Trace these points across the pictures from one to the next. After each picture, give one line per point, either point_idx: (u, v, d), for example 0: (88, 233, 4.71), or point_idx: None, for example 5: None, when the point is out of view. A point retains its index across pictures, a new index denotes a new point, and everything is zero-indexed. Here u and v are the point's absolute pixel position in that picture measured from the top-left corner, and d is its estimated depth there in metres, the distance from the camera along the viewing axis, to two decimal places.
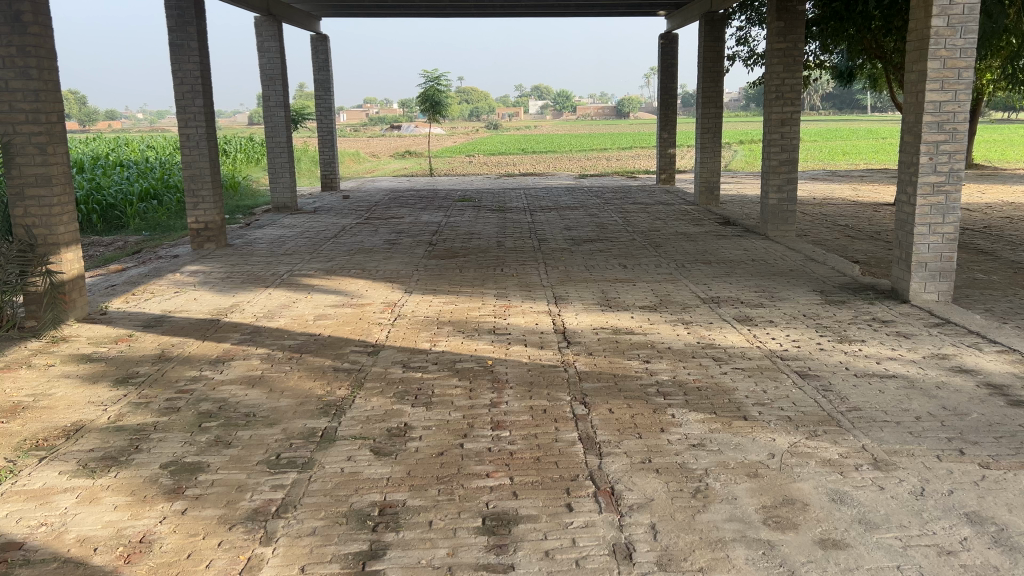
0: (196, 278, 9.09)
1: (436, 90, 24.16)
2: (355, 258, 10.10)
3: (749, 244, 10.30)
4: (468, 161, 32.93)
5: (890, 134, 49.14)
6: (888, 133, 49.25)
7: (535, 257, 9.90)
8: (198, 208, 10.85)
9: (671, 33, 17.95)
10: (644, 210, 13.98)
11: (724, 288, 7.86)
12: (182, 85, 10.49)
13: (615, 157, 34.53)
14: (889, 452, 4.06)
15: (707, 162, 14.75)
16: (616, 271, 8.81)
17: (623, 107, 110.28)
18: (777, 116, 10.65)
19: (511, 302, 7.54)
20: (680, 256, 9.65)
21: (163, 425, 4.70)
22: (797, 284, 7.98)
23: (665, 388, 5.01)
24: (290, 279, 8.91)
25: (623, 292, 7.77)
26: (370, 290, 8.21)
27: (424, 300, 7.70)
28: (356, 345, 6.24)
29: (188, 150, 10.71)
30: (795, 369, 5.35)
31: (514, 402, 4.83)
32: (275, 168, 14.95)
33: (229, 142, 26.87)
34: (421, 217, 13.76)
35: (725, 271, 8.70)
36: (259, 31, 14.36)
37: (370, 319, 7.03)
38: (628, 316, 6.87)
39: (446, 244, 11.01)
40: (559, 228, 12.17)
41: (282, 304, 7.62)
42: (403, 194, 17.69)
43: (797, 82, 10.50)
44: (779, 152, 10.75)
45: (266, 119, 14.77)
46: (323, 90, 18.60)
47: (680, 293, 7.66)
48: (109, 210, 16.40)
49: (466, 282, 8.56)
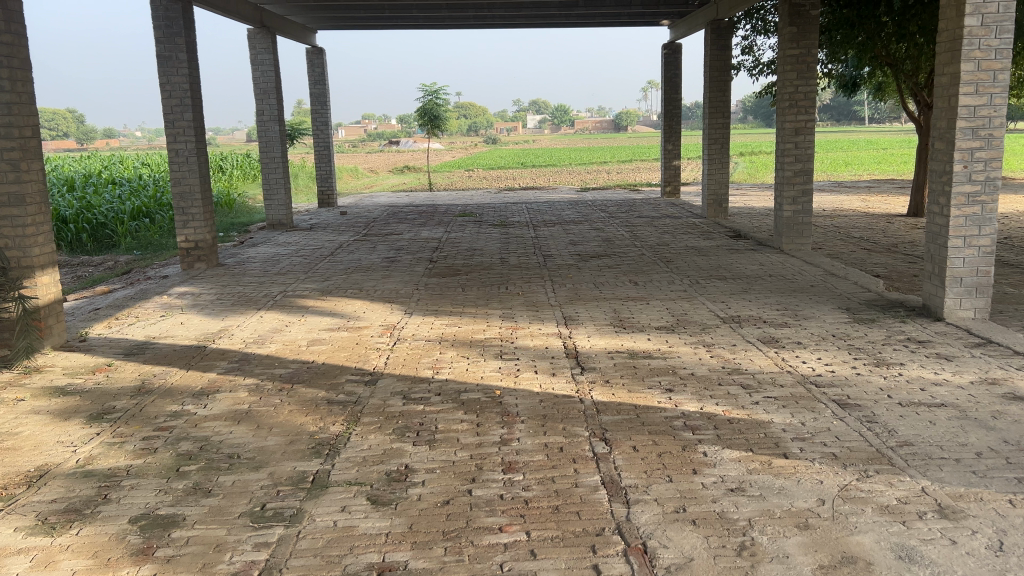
0: (184, 300, 8.64)
1: (435, 104, 23.79)
2: (352, 276, 9.66)
3: (764, 258, 9.86)
4: (468, 176, 32.51)
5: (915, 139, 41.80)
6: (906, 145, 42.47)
7: (541, 274, 9.45)
8: (188, 226, 10.42)
9: (674, 43, 17.60)
10: (651, 224, 13.54)
11: (744, 306, 7.40)
12: (170, 98, 10.07)
13: (616, 171, 34.19)
14: (955, 497, 3.57)
15: (714, 174, 14.33)
16: (628, 288, 8.36)
17: (622, 120, 110.16)
18: (791, 125, 10.22)
19: (518, 323, 7.07)
20: (693, 271, 9.21)
21: (136, 469, 4.23)
22: (820, 301, 7.54)
23: (692, 422, 4.54)
24: (283, 300, 8.45)
25: (637, 311, 7.32)
26: (367, 312, 7.75)
27: (426, 322, 7.24)
28: (352, 373, 5.76)
29: (177, 166, 10.29)
30: (833, 398, 4.88)
31: (526, 439, 4.36)
32: (270, 185, 14.54)
33: (226, 159, 26.55)
34: (421, 233, 13.32)
35: (743, 287, 8.26)
36: (252, 44, 13.99)
37: (367, 343, 6.56)
38: (644, 338, 6.41)
39: (447, 261, 10.57)
40: (565, 243, 11.73)
41: (274, 328, 7.15)
42: (403, 210, 17.25)
43: (812, 89, 10.09)
44: (794, 162, 10.31)
45: (260, 134, 14.35)
46: (319, 105, 18.22)
47: (697, 312, 7.20)
48: (99, 229, 16.00)
49: (470, 302, 8.10)
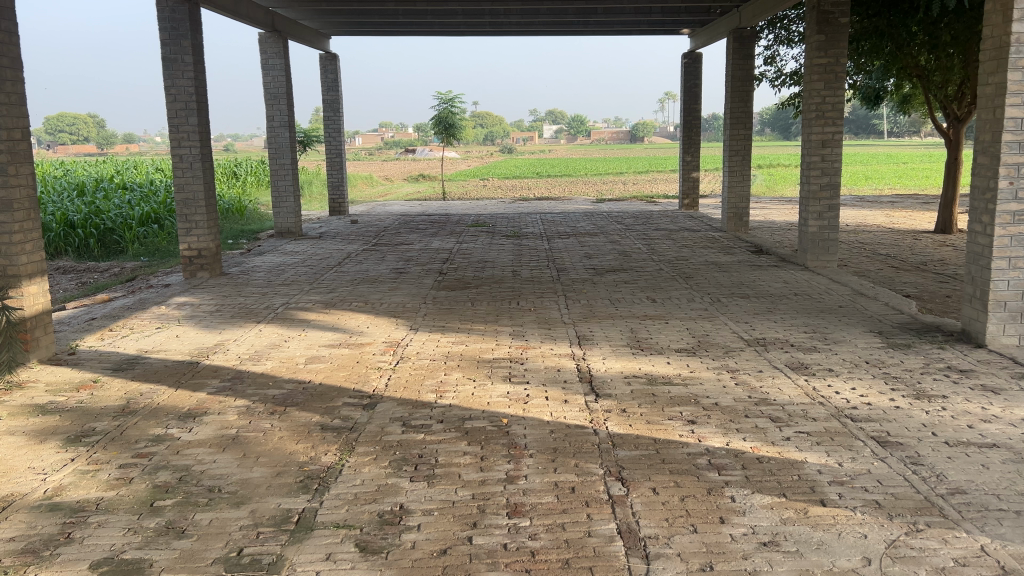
0: (183, 311, 8.31)
1: (450, 113, 23.49)
2: (358, 288, 9.31)
3: (788, 276, 9.43)
4: (482, 185, 32.22)
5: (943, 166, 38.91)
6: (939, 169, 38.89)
7: (555, 288, 9.07)
8: (191, 234, 10.11)
9: (695, 52, 17.23)
10: (668, 237, 13.14)
11: (769, 328, 6.99)
12: (175, 102, 9.79)
13: (631, 181, 33.79)
14: (1021, 558, 3.14)
15: (735, 187, 13.92)
16: (645, 306, 7.96)
17: (637, 131, 109.82)
18: (818, 137, 9.81)
19: (529, 342, 6.67)
20: (714, 288, 8.80)
21: (107, 503, 3.87)
22: (850, 324, 7.10)
23: (718, 460, 4.13)
24: (285, 312, 8.10)
25: (655, 331, 6.91)
26: (371, 327, 7.38)
27: (432, 339, 6.85)
28: (350, 396, 5.38)
29: (181, 172, 9.99)
30: (872, 435, 4.46)
31: (534, 477, 3.96)
32: (279, 192, 14.25)
33: (239, 165, 26.35)
34: (432, 243, 12.98)
35: (767, 306, 7.85)
36: (263, 48, 13.72)
37: (368, 362, 6.17)
38: (663, 361, 6.00)
39: (458, 273, 10.20)
40: (579, 256, 11.35)
41: (271, 344, 6.79)
42: (414, 219, 16.92)
43: (839, 100, 9.66)
44: (820, 176, 9.87)
45: (270, 141, 14.06)
46: (332, 111, 17.97)
47: (719, 334, 6.79)
48: (107, 234, 15.76)
49: (479, 318, 7.71)
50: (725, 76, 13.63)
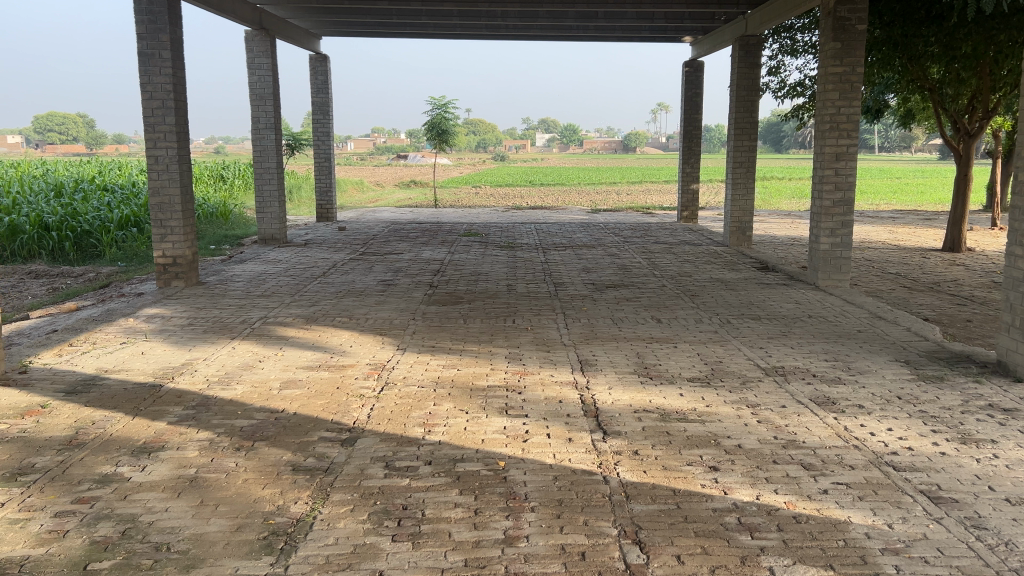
0: (153, 324, 7.71)
1: (443, 118, 22.94)
2: (343, 301, 8.72)
3: (799, 296, 8.92)
4: (473, 192, 31.69)
5: (937, 182, 38.76)
6: (932, 185, 38.73)
7: (553, 305, 8.52)
8: (166, 240, 9.52)
9: (696, 60, 16.77)
10: (669, 251, 12.64)
11: (787, 355, 6.45)
12: (151, 100, 9.20)
13: (625, 191, 33.36)
14: None
15: (738, 200, 13.43)
16: (650, 327, 7.41)
17: (629, 141, 109.64)
18: (832, 150, 9.30)
19: (526, 367, 6.11)
20: (722, 308, 8.27)
21: (34, 565, 3.27)
22: (873, 352, 6.57)
23: (749, 519, 3.57)
24: (262, 327, 7.50)
25: (664, 357, 6.37)
26: (355, 346, 6.80)
27: (420, 362, 6.27)
28: (327, 430, 4.80)
29: (157, 174, 9.39)
30: (921, 488, 3.91)
31: (537, 539, 3.39)
32: (264, 197, 13.65)
33: (226, 168, 25.71)
34: (422, 253, 12.42)
35: (781, 330, 7.32)
36: (250, 46, 13.14)
37: (350, 388, 5.58)
38: (675, 392, 5.44)
39: (449, 286, 9.63)
40: (577, 269, 10.81)
41: (244, 364, 6.19)
42: (404, 227, 16.34)
43: (855, 111, 9.16)
44: (833, 191, 9.38)
45: (255, 143, 13.47)
46: (321, 114, 17.40)
47: (734, 361, 6.25)
48: (84, 237, 15.11)
49: (472, 337, 7.13)
50: (730, 85, 13.14)
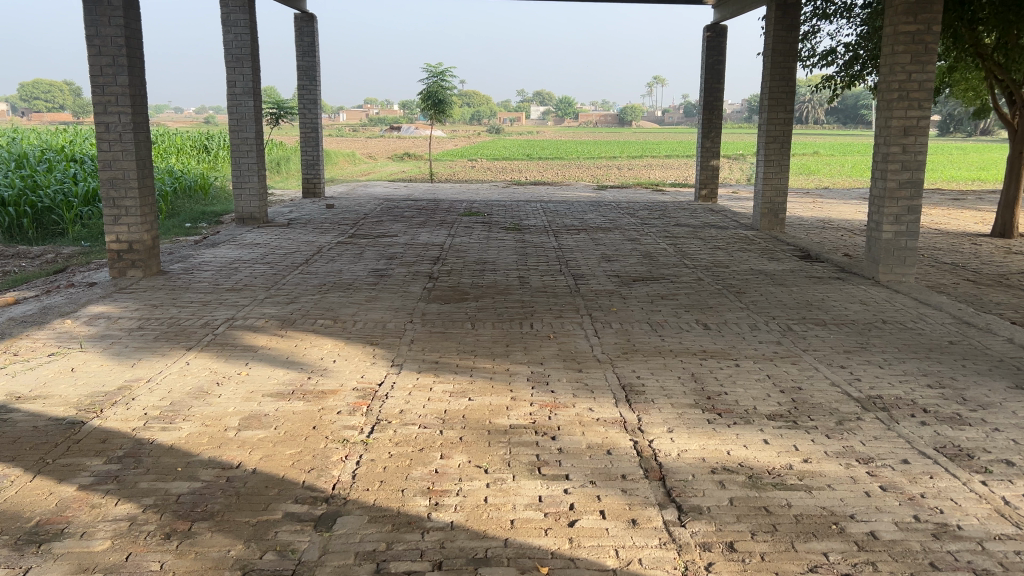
0: (95, 326, 6.37)
1: (440, 87, 21.42)
2: (326, 298, 7.38)
3: (863, 293, 7.63)
4: (470, 166, 30.19)
5: (947, 163, 37.34)
6: (942, 164, 37.28)
7: (577, 304, 7.21)
8: (120, 222, 8.12)
9: (719, 25, 15.33)
10: (694, 236, 11.32)
11: (881, 380, 5.14)
12: (99, 57, 7.75)
13: (628, 167, 31.88)
14: None
15: (771, 179, 12.09)
16: (699, 336, 6.12)
17: (627, 114, 107.48)
18: (899, 123, 7.95)
19: (556, 395, 4.79)
20: (777, 309, 6.99)
21: None
22: (985, 374, 5.28)
23: None
24: (227, 333, 6.17)
25: (728, 381, 5.08)
26: (339, 363, 5.45)
27: (422, 386, 4.95)
28: (295, 501, 3.48)
29: (107, 145, 7.96)
30: None
31: None
32: (242, 170, 12.22)
33: (210, 137, 24.15)
34: (419, 236, 11.07)
35: (860, 343, 6.03)
36: (224, 1, 11.63)
37: (330, 429, 4.26)
38: (757, 440, 4.15)
39: (451, 278, 8.30)
40: (596, 257, 9.50)
41: (197, 390, 4.85)
42: (399, 205, 14.95)
43: (929, 77, 7.81)
44: (899, 170, 8.03)
45: (231, 110, 12.02)
46: (307, 80, 15.90)
47: (817, 390, 4.96)
48: (45, 213, 13.67)
49: (483, 349, 5.81)
50: (766, 50, 11.71)
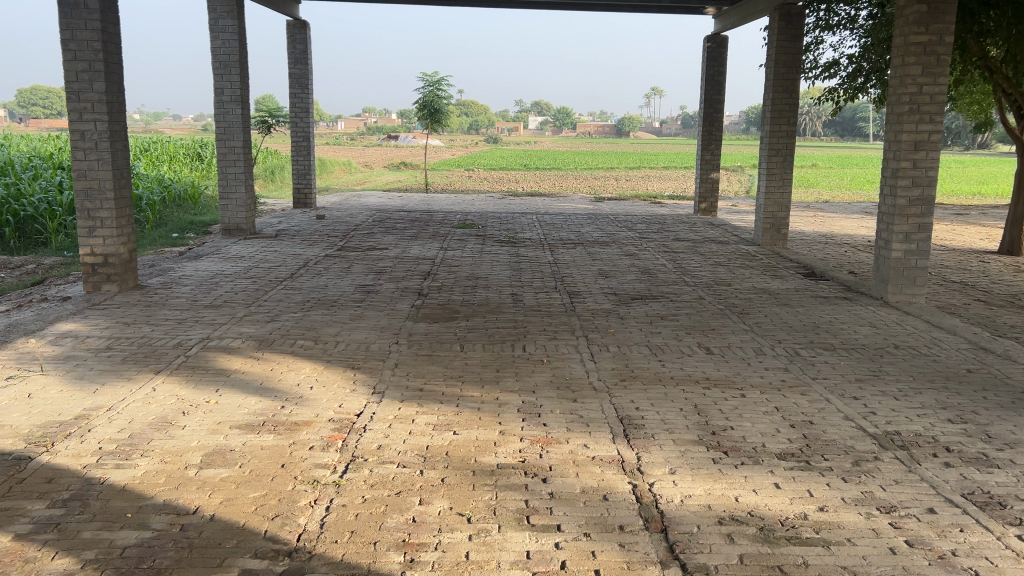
0: (60, 346, 5.99)
1: (436, 97, 21.11)
2: (309, 316, 7.02)
3: (872, 316, 7.29)
4: (467, 176, 29.90)
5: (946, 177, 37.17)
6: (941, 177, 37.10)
7: (572, 325, 6.86)
8: (94, 235, 7.76)
9: (720, 35, 15.05)
10: (694, 252, 10.99)
11: (897, 414, 4.79)
12: (75, 62, 7.41)
13: (625, 178, 31.60)
14: None
15: (773, 193, 11.77)
16: (702, 362, 5.76)
17: (625, 125, 107.51)
18: (910, 137, 7.62)
19: (549, 428, 4.42)
20: (783, 332, 6.64)
21: None
22: (1009, 408, 4.93)
23: None
24: (200, 355, 5.79)
25: (734, 413, 4.72)
26: (316, 390, 5.09)
27: (403, 418, 4.59)
28: (254, 556, 3.11)
29: (82, 154, 7.60)
30: None
31: None
32: (229, 180, 11.87)
33: (203, 145, 23.80)
34: (410, 249, 10.72)
35: (872, 371, 5.69)
36: (212, 6, 11.32)
37: (301, 468, 3.89)
38: (768, 484, 3.78)
39: (442, 295, 7.94)
40: (593, 274, 9.16)
41: (160, 422, 4.47)
42: (391, 217, 14.62)
43: (942, 89, 7.49)
44: (909, 187, 7.71)
45: (218, 118, 11.68)
46: (299, 88, 15.57)
47: (830, 424, 4.60)
48: (28, 222, 13.29)
49: (471, 375, 5.46)
50: (769, 61, 11.41)
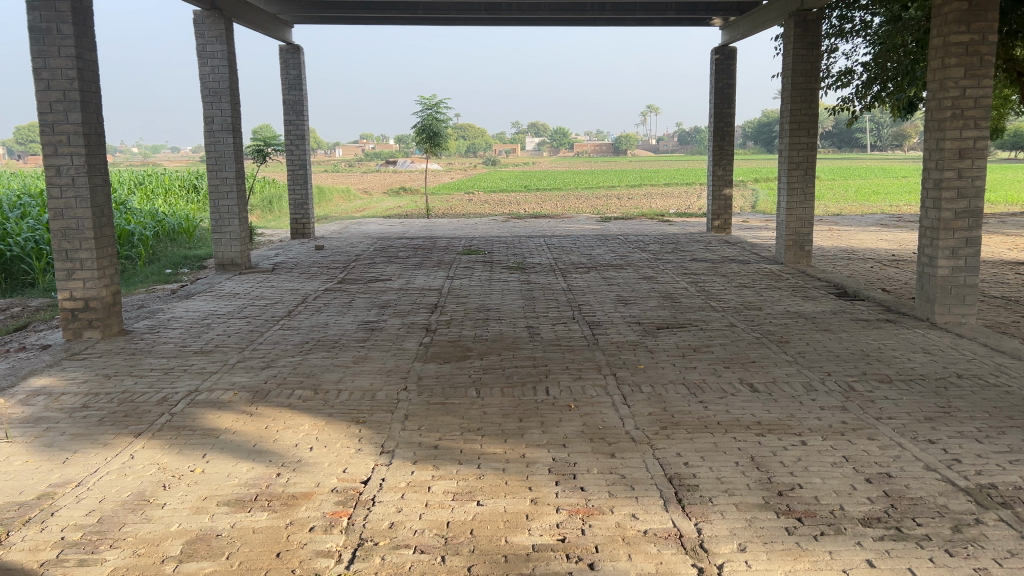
0: (29, 405, 5.37)
1: (435, 119, 20.62)
2: (308, 360, 6.40)
3: (924, 340, 6.66)
4: (468, 199, 29.40)
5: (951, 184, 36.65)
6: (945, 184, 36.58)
7: (598, 361, 6.23)
8: (73, 277, 7.17)
9: (727, 47, 14.56)
10: (716, 272, 10.40)
11: (986, 462, 4.16)
12: (48, 92, 6.86)
13: (628, 196, 31.11)
14: None
15: (794, 208, 11.20)
16: (748, 402, 5.13)
17: (622, 143, 107.45)
18: (953, 145, 7.05)
19: (587, 494, 3.79)
20: (830, 363, 6.01)
21: None
22: None
23: None
24: (186, 412, 5.17)
25: (798, 467, 4.08)
26: (317, 452, 4.45)
27: (418, 485, 3.95)
28: None
29: (59, 191, 7.01)
30: None
31: None
32: (221, 212, 11.31)
33: (199, 176, 23.30)
34: (415, 279, 10.13)
35: (941, 406, 5.05)
36: (201, 31, 10.81)
37: (300, 559, 3.25)
38: (861, 562, 3.15)
39: (452, 330, 7.32)
40: (612, 300, 8.55)
41: (136, 500, 3.84)
42: (394, 244, 14.06)
43: (986, 92, 6.93)
44: (954, 198, 7.12)
45: (209, 148, 11.14)
46: (294, 114, 15.05)
47: (912, 477, 3.96)
48: (14, 263, 12.70)
49: (491, 426, 4.83)
50: (786, 71, 10.88)
